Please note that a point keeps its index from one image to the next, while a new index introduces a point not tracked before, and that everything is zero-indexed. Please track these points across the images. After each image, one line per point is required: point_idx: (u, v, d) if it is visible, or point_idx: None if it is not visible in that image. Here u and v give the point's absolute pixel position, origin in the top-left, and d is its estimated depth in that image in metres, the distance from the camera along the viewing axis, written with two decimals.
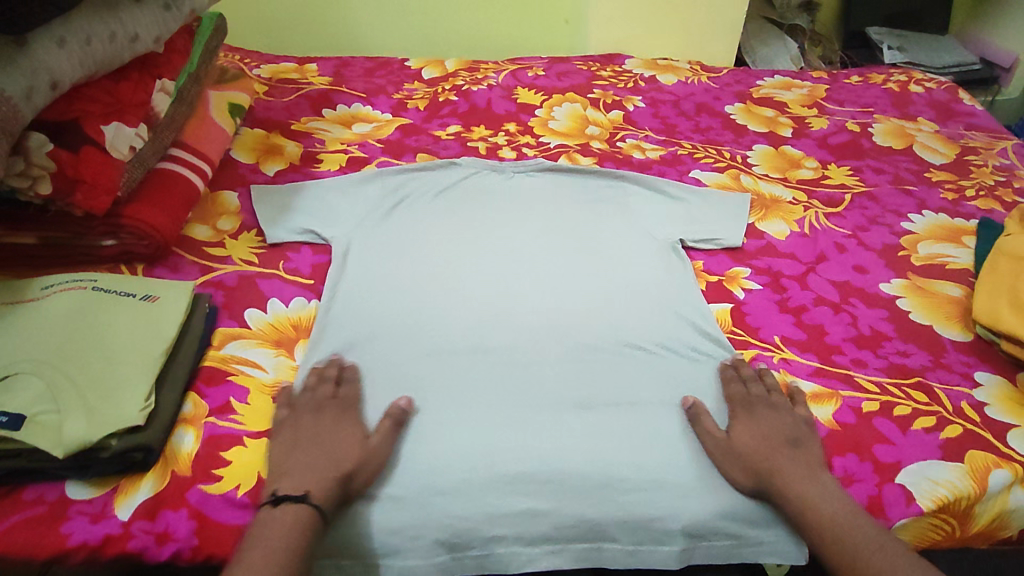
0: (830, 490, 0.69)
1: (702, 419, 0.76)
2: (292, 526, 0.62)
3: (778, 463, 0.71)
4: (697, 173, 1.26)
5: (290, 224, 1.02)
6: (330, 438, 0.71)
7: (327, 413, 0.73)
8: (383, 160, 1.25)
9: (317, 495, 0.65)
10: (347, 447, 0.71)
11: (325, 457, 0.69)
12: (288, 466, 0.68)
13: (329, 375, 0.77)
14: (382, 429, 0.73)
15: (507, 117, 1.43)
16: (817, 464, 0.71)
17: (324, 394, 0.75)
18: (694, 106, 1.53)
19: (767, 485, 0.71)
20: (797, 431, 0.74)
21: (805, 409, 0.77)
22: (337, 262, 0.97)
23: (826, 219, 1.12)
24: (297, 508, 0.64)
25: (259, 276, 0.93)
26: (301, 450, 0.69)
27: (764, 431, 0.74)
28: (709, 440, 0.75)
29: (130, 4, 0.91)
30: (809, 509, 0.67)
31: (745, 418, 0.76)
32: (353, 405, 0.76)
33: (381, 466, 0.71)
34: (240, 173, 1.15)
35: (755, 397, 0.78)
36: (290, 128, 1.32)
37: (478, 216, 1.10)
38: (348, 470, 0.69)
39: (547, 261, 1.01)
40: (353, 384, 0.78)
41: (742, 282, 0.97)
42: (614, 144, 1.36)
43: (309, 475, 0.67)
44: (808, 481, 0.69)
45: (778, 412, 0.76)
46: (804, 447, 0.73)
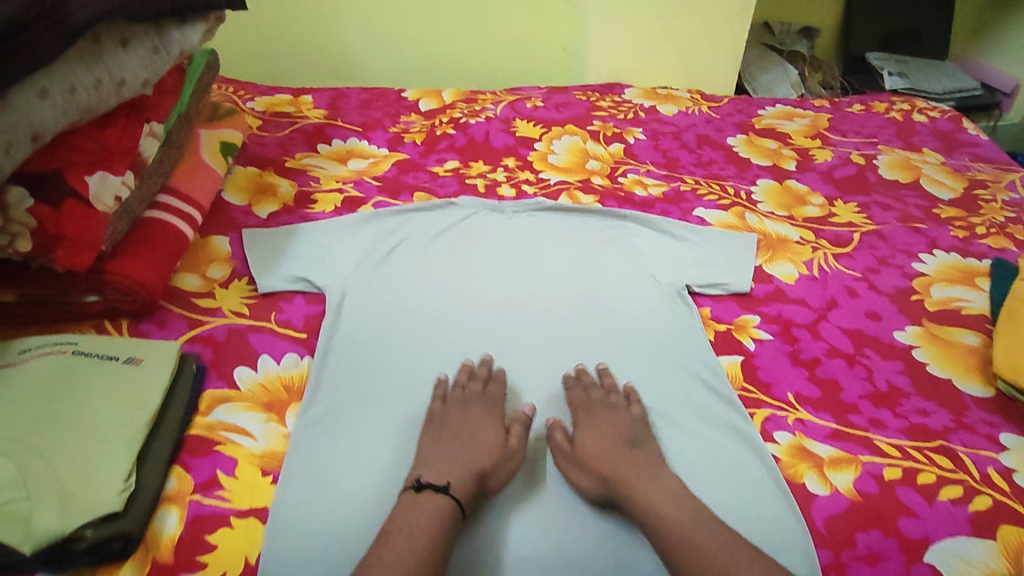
0: (667, 483, 0.71)
1: (554, 433, 0.78)
2: (434, 510, 0.66)
3: (619, 463, 0.73)
4: (701, 212, 1.23)
5: (282, 273, 0.98)
6: (472, 433, 0.76)
7: (472, 412, 0.79)
8: (379, 199, 1.21)
9: (457, 484, 0.69)
10: (489, 441, 0.75)
11: (466, 450, 0.73)
12: (432, 457, 0.73)
13: (477, 374, 0.84)
14: (520, 431, 0.77)
15: (506, 151, 1.40)
16: (658, 463, 0.74)
17: (474, 394, 0.81)
18: (696, 138, 1.50)
19: (614, 487, 0.72)
20: (636, 432, 0.77)
21: (640, 408, 0.80)
22: (330, 314, 0.93)
23: (835, 261, 1.09)
24: (438, 493, 0.68)
25: (250, 330, 0.89)
26: (446, 442, 0.75)
27: (606, 435, 0.77)
28: (559, 452, 0.76)
29: (116, 47, 0.85)
30: (648, 502, 0.69)
31: (589, 423, 0.79)
32: (498, 407, 0.81)
33: (517, 466, 0.74)
34: (231, 215, 1.11)
35: (596, 402, 0.81)
36: (283, 165, 1.29)
37: (477, 261, 1.07)
38: (486, 464, 0.72)
39: (549, 312, 0.98)
40: (499, 386, 0.83)
41: (752, 332, 0.94)
42: (615, 180, 1.33)
43: (450, 464, 0.71)
44: (647, 477, 0.72)
45: (617, 415, 0.79)
46: (644, 446, 0.76)
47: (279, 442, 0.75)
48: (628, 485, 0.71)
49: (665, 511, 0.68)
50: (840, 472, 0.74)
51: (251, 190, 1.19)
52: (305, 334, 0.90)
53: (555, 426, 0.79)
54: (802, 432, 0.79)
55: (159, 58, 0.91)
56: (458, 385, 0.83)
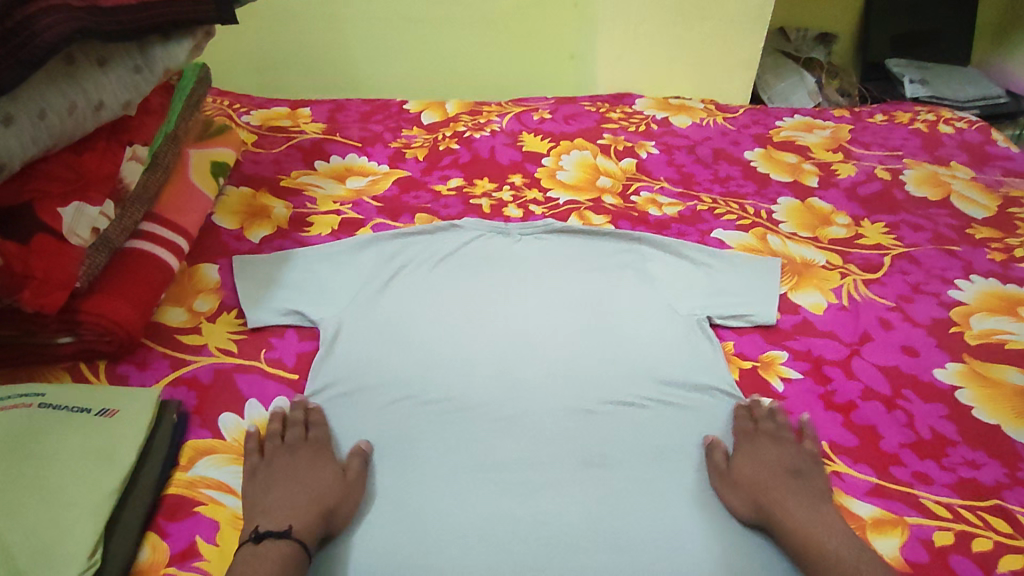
0: (831, 522, 0.67)
1: (713, 451, 0.77)
2: (273, 563, 0.60)
3: (778, 493, 0.70)
4: (719, 233, 1.16)
5: (275, 305, 0.92)
6: (305, 476, 0.70)
7: (301, 453, 0.73)
8: (379, 222, 1.15)
9: (299, 530, 0.64)
10: (325, 483, 0.70)
11: (307, 494, 0.68)
12: (267, 505, 0.66)
13: (296, 419, 0.77)
14: (357, 470, 0.73)
15: (512, 167, 1.33)
16: (822, 499, 0.70)
17: (297, 436, 0.75)
18: (711, 152, 1.43)
19: (766, 515, 0.69)
20: (801, 465, 0.74)
21: (813, 443, 0.77)
22: (323, 351, 0.87)
23: (866, 289, 1.02)
24: (278, 544, 0.62)
25: (237, 370, 0.83)
26: (279, 488, 0.69)
27: (766, 462, 0.74)
28: (714, 473, 0.75)
29: (94, 67, 0.80)
30: (807, 540, 0.65)
31: (749, 449, 0.76)
32: (328, 448, 0.75)
33: (357, 500, 0.71)
34: (222, 241, 1.05)
35: (762, 430, 0.79)
36: (279, 184, 1.23)
37: (480, 288, 1.00)
38: (329, 506, 0.68)
39: (557, 348, 0.91)
40: (324, 425, 0.77)
41: (779, 371, 0.87)
42: (627, 199, 1.26)
43: (290, 511, 0.66)
44: (809, 512, 0.68)
45: (783, 447, 0.76)
46: (807, 480, 0.72)
47: None
48: (784, 510, 0.69)
49: (827, 550, 0.64)
50: (884, 536, 0.68)
51: (244, 212, 1.13)
52: (297, 374, 0.84)
53: (718, 446, 0.78)
54: (840, 488, 0.72)
55: (141, 77, 0.85)
56: (279, 425, 0.76)
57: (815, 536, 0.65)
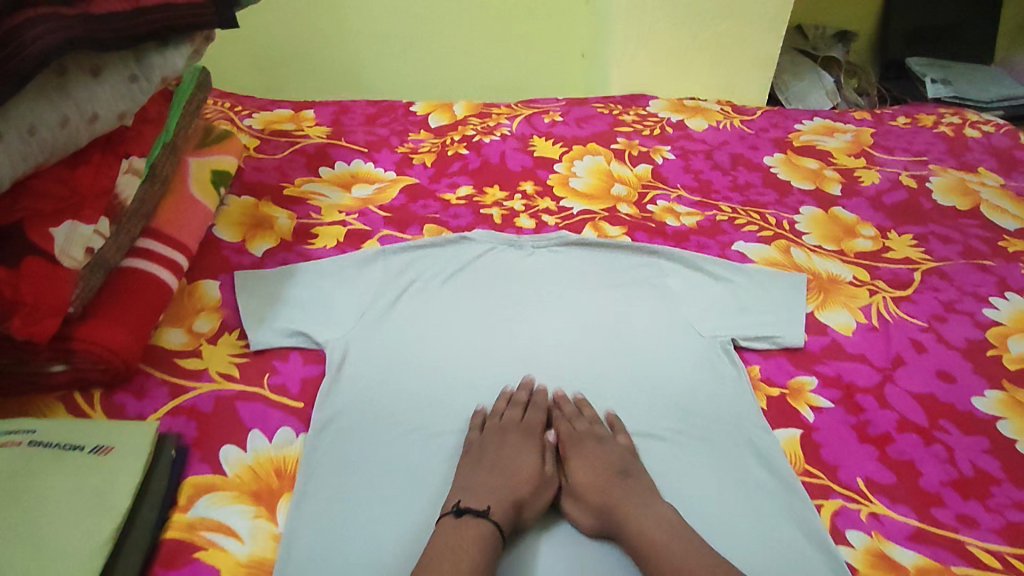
0: (666, 516, 0.67)
1: (544, 463, 0.75)
2: (474, 540, 0.63)
3: (610, 496, 0.70)
4: (740, 246, 1.11)
5: (277, 327, 0.88)
6: (510, 464, 0.73)
7: (513, 434, 0.77)
8: (385, 233, 1.10)
9: (497, 512, 0.67)
10: (526, 471, 0.73)
11: (505, 480, 0.71)
12: (469, 484, 0.70)
13: (520, 399, 0.82)
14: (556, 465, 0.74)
15: (523, 174, 1.29)
16: (649, 494, 0.70)
17: (513, 421, 0.78)
18: (729, 157, 1.38)
19: (608, 521, 0.68)
20: (625, 463, 0.74)
21: (626, 437, 0.77)
22: (328, 375, 0.83)
23: (896, 307, 0.97)
24: (478, 522, 0.65)
25: (239, 398, 0.79)
26: (483, 470, 0.72)
27: (597, 466, 0.73)
28: (550, 485, 0.73)
29: (86, 78, 0.75)
30: (645, 538, 0.65)
31: (577, 456, 0.75)
32: (540, 439, 0.78)
33: (552, 494, 0.72)
34: (223, 255, 1.01)
35: (582, 433, 0.78)
36: (282, 192, 1.18)
37: (492, 307, 0.96)
38: (523, 498, 0.70)
39: (573, 375, 0.88)
40: (539, 412, 0.80)
41: (808, 399, 0.83)
42: (643, 208, 1.21)
43: (488, 492, 0.69)
44: (644, 509, 0.68)
45: (603, 446, 0.76)
46: (634, 477, 0.72)
47: (268, 547, 0.65)
48: (622, 515, 0.68)
49: (664, 547, 0.64)
50: None
51: (245, 223, 1.09)
52: (301, 401, 0.80)
53: (546, 458, 0.76)
54: (879, 531, 0.68)
55: (138, 86, 0.81)
56: (496, 411, 0.80)
57: (653, 534, 0.65)
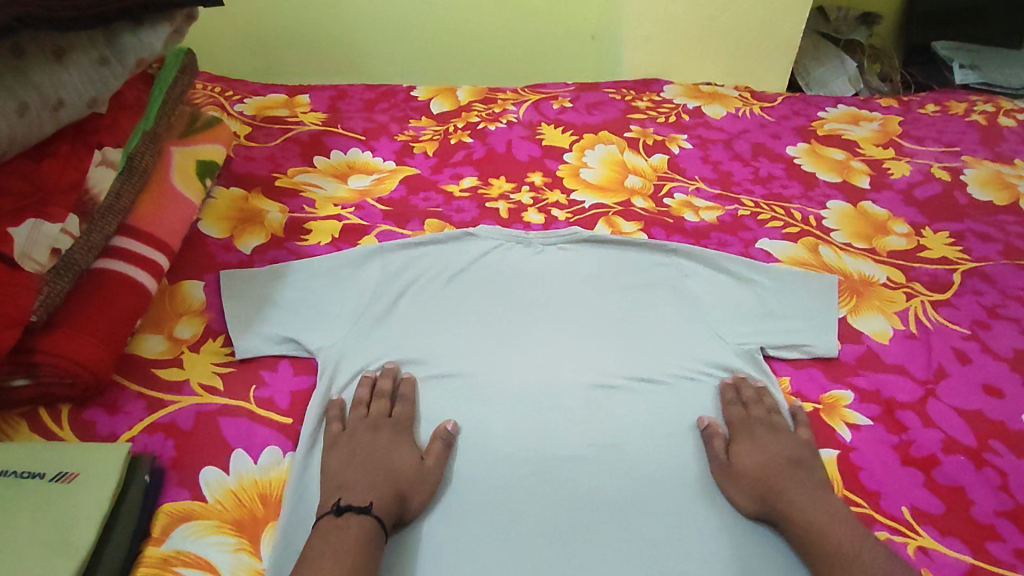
0: (838, 514, 0.65)
1: (713, 441, 0.74)
2: (356, 538, 0.60)
3: (782, 486, 0.68)
4: (764, 243, 1.04)
5: (267, 333, 0.81)
6: (384, 456, 0.70)
7: (382, 430, 0.73)
8: (384, 229, 1.03)
9: (380, 508, 0.64)
10: (402, 464, 0.70)
11: (382, 474, 0.68)
12: (344, 480, 0.66)
13: (384, 389, 0.77)
14: (438, 454, 0.72)
15: (531, 164, 1.21)
16: (825, 490, 0.68)
17: (380, 412, 0.74)
18: (749, 147, 1.30)
19: (770, 508, 0.67)
20: (804, 453, 0.71)
21: (807, 427, 0.74)
22: (320, 386, 0.76)
23: (936, 312, 0.90)
24: (360, 520, 0.62)
25: (222, 413, 0.72)
26: (356, 466, 0.68)
27: (771, 455, 0.71)
28: (715, 463, 0.73)
29: (48, 60, 0.69)
30: (816, 532, 0.64)
31: (745, 437, 0.74)
32: (408, 425, 0.75)
33: (433, 486, 0.70)
34: (208, 253, 0.94)
35: (753, 417, 0.75)
36: (273, 183, 1.11)
37: (498, 310, 0.89)
38: (404, 489, 0.68)
39: (585, 385, 0.81)
40: (407, 403, 0.76)
41: (845, 415, 0.76)
42: (660, 202, 1.13)
43: (367, 489, 0.66)
44: (815, 506, 0.66)
45: (780, 436, 0.73)
46: (811, 470, 0.69)
47: None
48: (791, 507, 0.66)
49: (831, 547, 0.62)
50: None
51: (233, 217, 1.01)
52: (291, 417, 0.73)
53: (718, 436, 0.75)
54: (930, 569, 0.62)
55: (108, 70, 0.74)
56: (358, 402, 0.75)
57: (821, 532, 0.63)
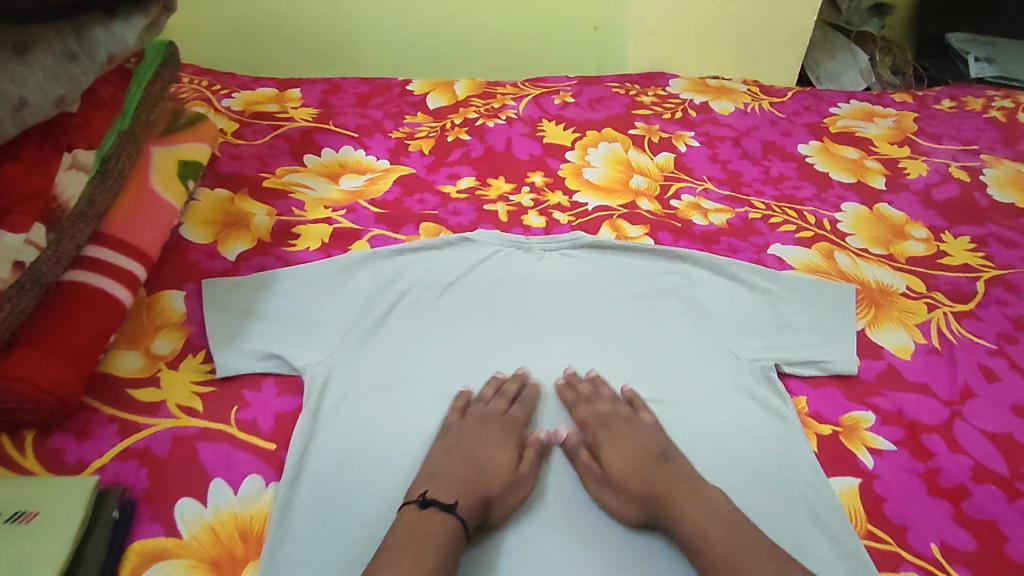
0: (715, 503, 0.63)
1: (579, 454, 0.71)
2: (436, 536, 0.59)
3: (655, 484, 0.66)
4: (777, 249, 0.99)
5: (249, 348, 0.77)
6: (483, 454, 0.69)
7: (493, 424, 0.72)
8: (377, 233, 0.98)
9: (463, 507, 0.63)
10: (500, 464, 0.68)
11: (474, 472, 0.67)
12: (435, 473, 0.66)
13: (507, 390, 0.76)
14: (533, 460, 0.70)
15: (532, 163, 1.15)
16: (694, 480, 0.66)
17: (495, 408, 0.74)
18: (759, 145, 1.25)
19: (653, 511, 0.65)
20: (663, 445, 0.70)
21: (650, 415, 0.74)
22: (308, 407, 0.71)
23: (959, 325, 0.85)
24: (443, 517, 0.61)
25: (201, 438, 0.67)
26: (451, 460, 0.68)
27: (632, 454, 0.69)
28: (587, 476, 0.69)
29: (8, 56, 0.63)
30: (692, 527, 0.62)
31: (606, 439, 0.71)
32: (521, 427, 0.73)
33: (526, 494, 0.68)
34: (190, 260, 0.89)
35: (606, 415, 0.73)
36: (260, 184, 1.05)
37: (496, 323, 0.84)
38: (491, 494, 0.66)
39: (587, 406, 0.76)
40: (525, 406, 0.75)
41: (865, 439, 0.71)
42: (666, 204, 1.08)
43: (455, 484, 0.65)
44: (689, 498, 0.64)
45: (637, 429, 0.72)
46: (677, 462, 0.68)
47: None
48: (669, 504, 0.64)
49: (711, 537, 0.61)
50: None
51: (218, 221, 0.96)
52: (274, 441, 0.69)
53: (575, 447, 0.72)
54: None
55: (76, 65, 0.68)
56: (481, 396, 0.75)
57: (699, 525, 0.62)
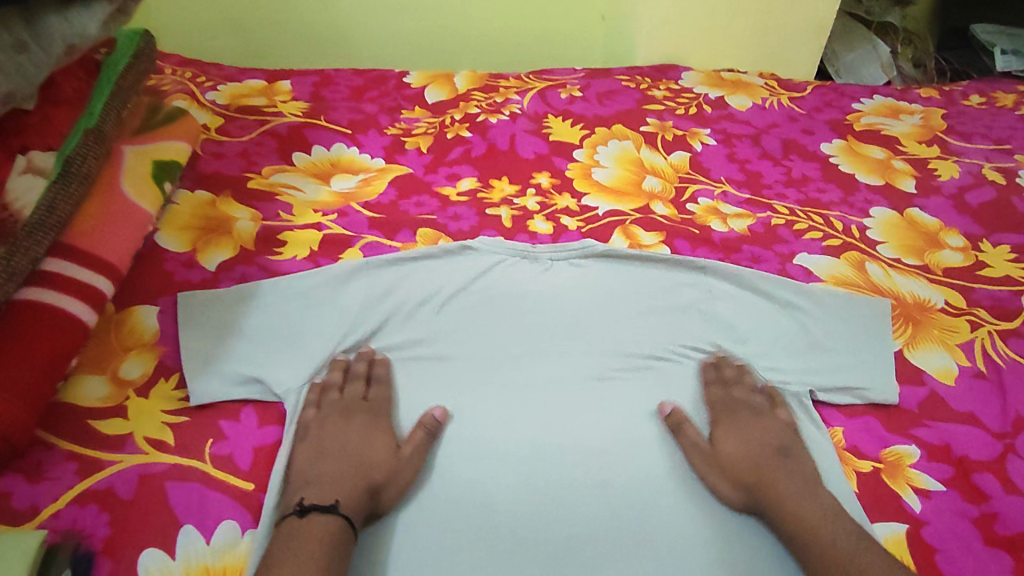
0: (826, 503, 0.63)
1: (684, 429, 0.70)
2: (318, 539, 0.57)
3: (769, 475, 0.66)
4: (803, 258, 0.91)
5: (228, 372, 0.70)
6: (356, 450, 0.66)
7: (355, 418, 0.69)
8: (370, 240, 0.90)
9: (346, 506, 0.61)
10: (375, 455, 0.66)
11: (352, 469, 0.64)
12: (311, 477, 0.63)
13: (358, 372, 0.73)
14: (418, 441, 0.67)
15: (537, 162, 1.07)
16: (808, 475, 0.66)
17: (355, 396, 0.70)
18: (779, 144, 1.17)
19: (758, 499, 0.65)
20: (789, 440, 0.69)
21: (787, 412, 0.72)
22: (286, 442, 0.65)
23: (1006, 346, 0.79)
24: (325, 519, 0.58)
25: (169, 477, 0.60)
26: (325, 461, 0.65)
27: (752, 444, 0.69)
28: (693, 452, 0.69)
29: None
30: (801, 523, 0.61)
31: (729, 424, 0.71)
32: (385, 410, 0.71)
33: (408, 476, 0.65)
34: (165, 271, 0.81)
35: (739, 401, 0.73)
36: (244, 185, 0.98)
37: (501, 342, 0.77)
38: (376, 483, 0.64)
39: (596, 439, 0.70)
40: (385, 387, 0.72)
41: (910, 477, 0.66)
42: (682, 208, 1.00)
43: (335, 483, 0.62)
44: (802, 495, 0.63)
45: (764, 420, 0.71)
46: (795, 458, 0.67)
47: None
48: (776, 496, 0.64)
49: (820, 533, 0.60)
50: None
51: (197, 227, 0.89)
52: (252, 482, 0.62)
53: (689, 421, 0.71)
54: None
55: (26, 56, 0.60)
56: (335, 384, 0.72)
57: (810, 521, 0.61)
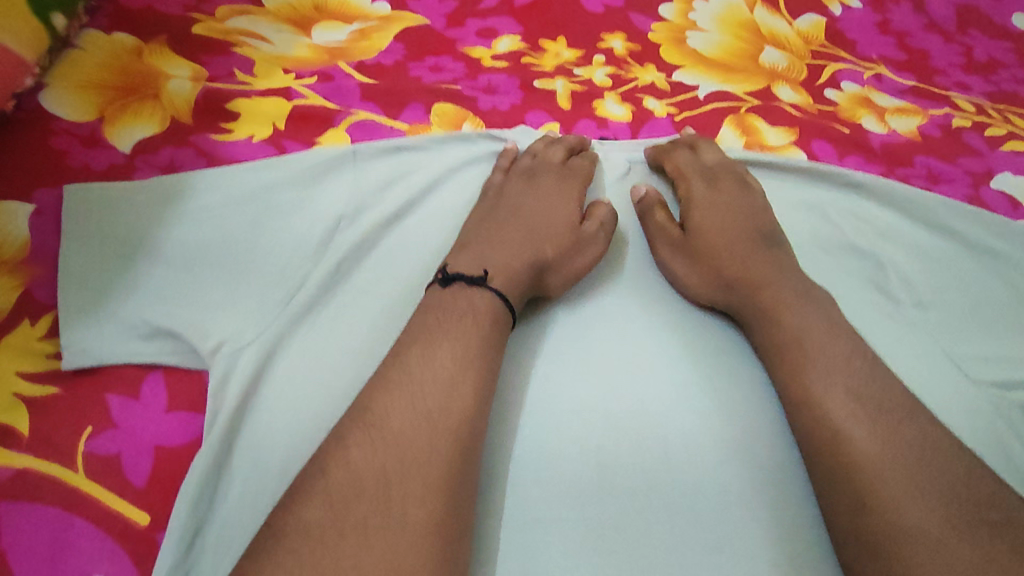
0: (833, 318, 0.48)
1: (655, 211, 0.55)
2: (460, 316, 0.44)
3: (751, 266, 0.51)
4: (1004, 180, 0.62)
5: (123, 318, 0.46)
6: (537, 213, 0.54)
7: (543, 180, 0.56)
8: (362, 116, 0.62)
9: (498, 279, 0.48)
10: (551, 230, 0.53)
11: (521, 240, 0.52)
12: (469, 244, 0.51)
13: (562, 141, 0.59)
14: (604, 218, 0.54)
15: (608, 17, 0.74)
16: (807, 281, 0.51)
17: (551, 160, 0.57)
18: (954, 9, 0.81)
19: (741, 301, 0.50)
20: (777, 225, 0.54)
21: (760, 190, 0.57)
22: (210, 433, 0.42)
23: None
24: (470, 294, 0.46)
25: (16, 494, 0.40)
26: (494, 222, 0.53)
27: (727, 220, 0.54)
28: (661, 236, 0.54)
29: None
30: (795, 338, 0.47)
31: (700, 197, 0.56)
32: (586, 180, 0.57)
33: (590, 258, 0.52)
34: (52, 151, 0.55)
35: (713, 170, 0.57)
36: (185, 29, 0.67)
37: (590, 171, 0.58)
38: (546, 260, 0.50)
39: (699, 465, 0.45)
40: (589, 159, 0.58)
41: None
42: (820, 94, 0.69)
43: (491, 251, 0.50)
44: (802, 300, 0.49)
45: (749, 195, 0.56)
46: (784, 249, 0.53)
47: None
48: (761, 294, 0.49)
49: (832, 355, 0.45)
50: None
51: (107, 84, 0.60)
52: (150, 512, 0.41)
53: (658, 203, 0.56)
54: None
55: None
56: (529, 151, 0.58)
57: (810, 334, 0.46)
